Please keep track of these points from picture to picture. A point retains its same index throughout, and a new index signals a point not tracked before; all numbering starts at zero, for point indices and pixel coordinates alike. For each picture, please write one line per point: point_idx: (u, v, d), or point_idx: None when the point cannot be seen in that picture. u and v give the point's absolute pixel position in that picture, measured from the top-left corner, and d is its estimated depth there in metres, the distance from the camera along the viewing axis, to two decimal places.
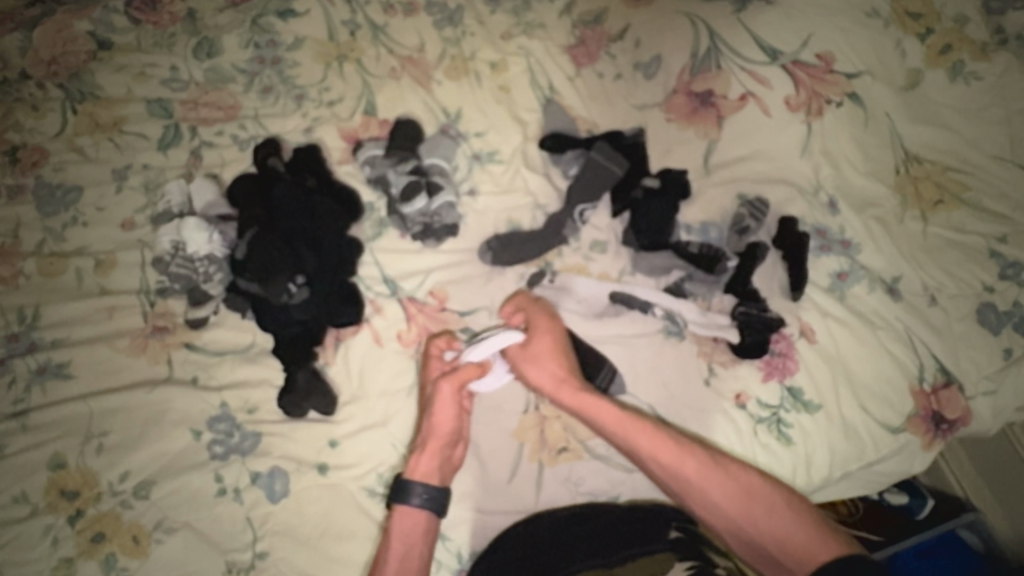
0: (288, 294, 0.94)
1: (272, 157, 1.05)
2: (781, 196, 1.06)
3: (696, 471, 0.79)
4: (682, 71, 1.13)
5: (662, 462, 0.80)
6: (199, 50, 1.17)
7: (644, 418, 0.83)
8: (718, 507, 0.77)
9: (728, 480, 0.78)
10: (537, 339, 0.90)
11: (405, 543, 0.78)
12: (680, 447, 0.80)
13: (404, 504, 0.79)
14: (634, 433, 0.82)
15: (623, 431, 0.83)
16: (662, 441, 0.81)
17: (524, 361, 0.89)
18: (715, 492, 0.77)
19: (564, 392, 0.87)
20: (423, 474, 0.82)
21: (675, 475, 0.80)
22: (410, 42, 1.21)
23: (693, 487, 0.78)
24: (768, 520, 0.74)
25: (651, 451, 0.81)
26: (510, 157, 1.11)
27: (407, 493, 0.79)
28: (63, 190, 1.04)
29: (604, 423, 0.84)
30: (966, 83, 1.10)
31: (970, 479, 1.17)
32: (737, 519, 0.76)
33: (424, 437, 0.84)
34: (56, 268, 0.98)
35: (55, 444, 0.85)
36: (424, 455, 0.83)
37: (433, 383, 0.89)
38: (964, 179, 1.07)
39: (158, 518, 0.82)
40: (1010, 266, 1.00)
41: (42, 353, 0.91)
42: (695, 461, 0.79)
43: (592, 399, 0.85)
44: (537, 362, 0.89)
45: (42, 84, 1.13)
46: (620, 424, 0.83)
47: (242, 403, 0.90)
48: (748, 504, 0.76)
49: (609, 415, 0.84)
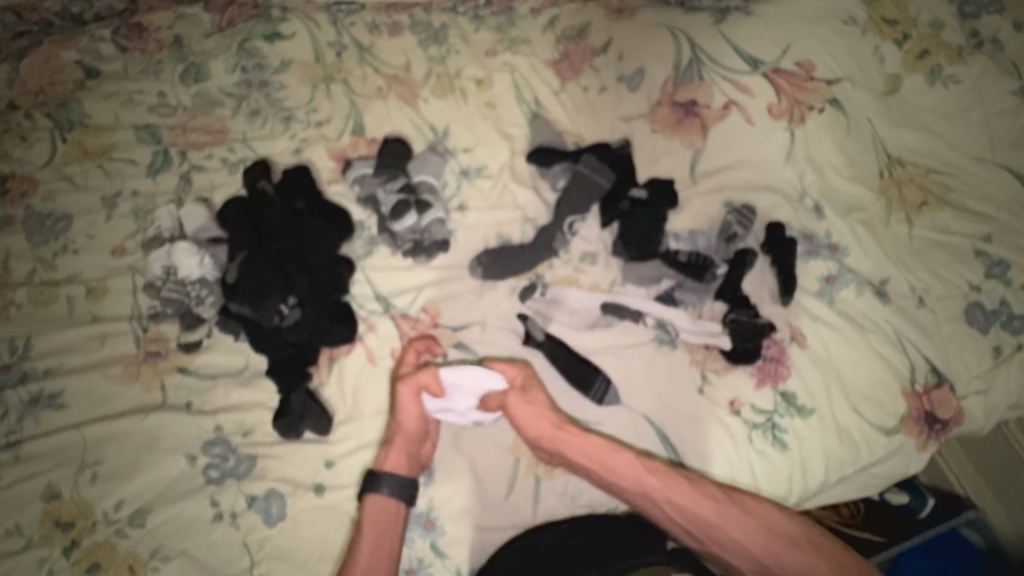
0: (280, 316, 0.94)
1: (262, 180, 1.05)
2: (767, 203, 1.07)
3: (714, 512, 0.77)
4: (665, 82, 1.15)
5: (678, 503, 0.78)
6: (187, 76, 1.18)
7: (650, 460, 0.82)
8: (739, 546, 0.76)
9: (747, 517, 0.77)
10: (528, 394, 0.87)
11: (376, 529, 0.79)
12: (695, 487, 0.79)
13: (376, 493, 0.81)
14: (646, 476, 0.80)
15: (635, 476, 0.81)
16: (675, 483, 0.79)
17: (517, 411, 0.86)
18: (735, 532, 0.76)
19: (564, 440, 0.84)
20: (388, 466, 0.83)
21: (693, 516, 0.78)
22: (396, 61, 1.22)
23: (713, 528, 0.77)
24: (794, 555, 0.74)
25: (666, 494, 0.79)
26: (498, 172, 1.12)
27: (381, 484, 0.81)
28: (53, 219, 1.04)
29: (611, 467, 0.82)
30: (944, 87, 1.12)
31: (970, 476, 1.17)
32: (762, 558, 0.75)
33: (392, 433, 0.86)
34: (48, 297, 0.98)
35: (48, 475, 0.84)
36: (390, 448, 0.84)
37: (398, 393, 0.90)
38: (946, 180, 1.09)
39: (154, 547, 0.81)
40: (995, 265, 1.01)
41: (34, 383, 0.91)
42: (712, 501, 0.78)
43: (596, 445, 0.83)
44: (527, 406, 0.86)
45: (30, 113, 1.14)
46: (630, 466, 0.81)
47: (236, 427, 0.90)
48: (769, 540, 0.75)
49: (617, 460, 0.82)
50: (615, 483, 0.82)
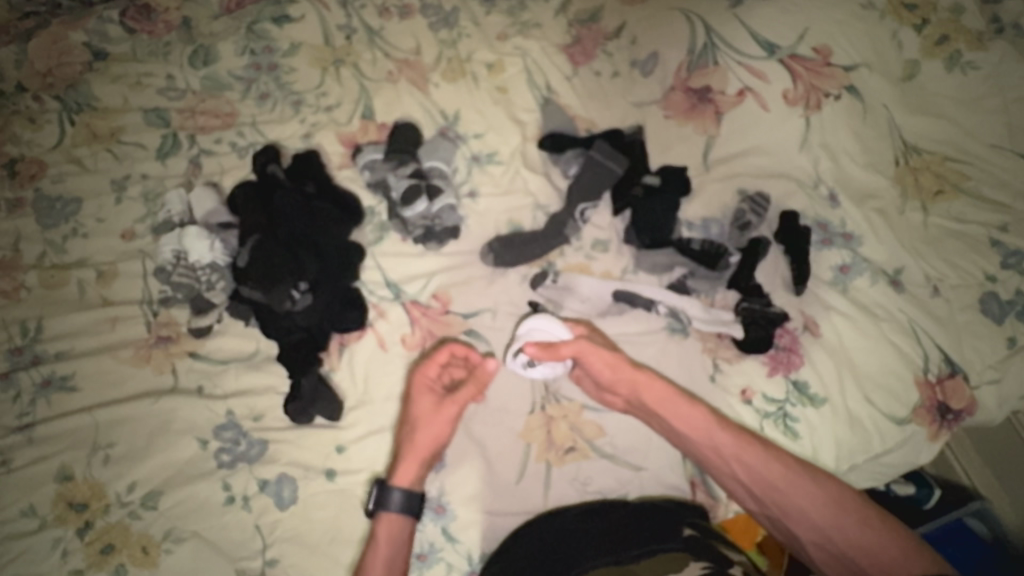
0: (291, 301, 0.93)
1: (271, 164, 1.04)
2: (781, 190, 1.06)
3: (783, 477, 0.79)
4: (679, 68, 1.14)
5: (746, 463, 0.81)
6: (195, 58, 1.17)
7: (726, 419, 0.84)
8: (804, 513, 0.77)
9: (817, 489, 0.78)
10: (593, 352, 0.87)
11: (388, 548, 0.78)
12: (768, 452, 0.81)
13: (386, 511, 0.79)
14: (721, 433, 0.82)
15: (709, 432, 0.83)
16: (748, 445, 0.81)
17: (590, 355, 0.87)
18: (801, 498, 0.78)
19: (642, 385, 0.85)
20: (402, 480, 0.81)
21: (759, 478, 0.80)
22: (406, 45, 1.20)
23: (779, 491, 0.79)
24: (861, 533, 0.74)
25: (736, 453, 0.81)
26: (510, 158, 1.11)
27: (389, 499, 0.79)
28: (63, 202, 1.04)
29: (686, 420, 0.84)
30: (964, 73, 1.09)
31: (976, 467, 1.16)
32: (825, 529, 0.76)
33: (411, 445, 0.83)
34: (58, 280, 0.98)
35: (62, 456, 0.85)
36: (405, 460, 0.82)
37: (426, 395, 0.86)
38: (963, 168, 1.07)
39: (167, 528, 0.82)
40: (1011, 254, 1.00)
41: (46, 366, 0.91)
42: (783, 468, 0.80)
43: (672, 397, 0.84)
44: (602, 354, 0.87)
45: (38, 96, 1.13)
46: (705, 422, 0.83)
47: (247, 410, 0.90)
48: (836, 513, 0.76)
49: (692, 415, 0.83)
50: (688, 435, 0.84)
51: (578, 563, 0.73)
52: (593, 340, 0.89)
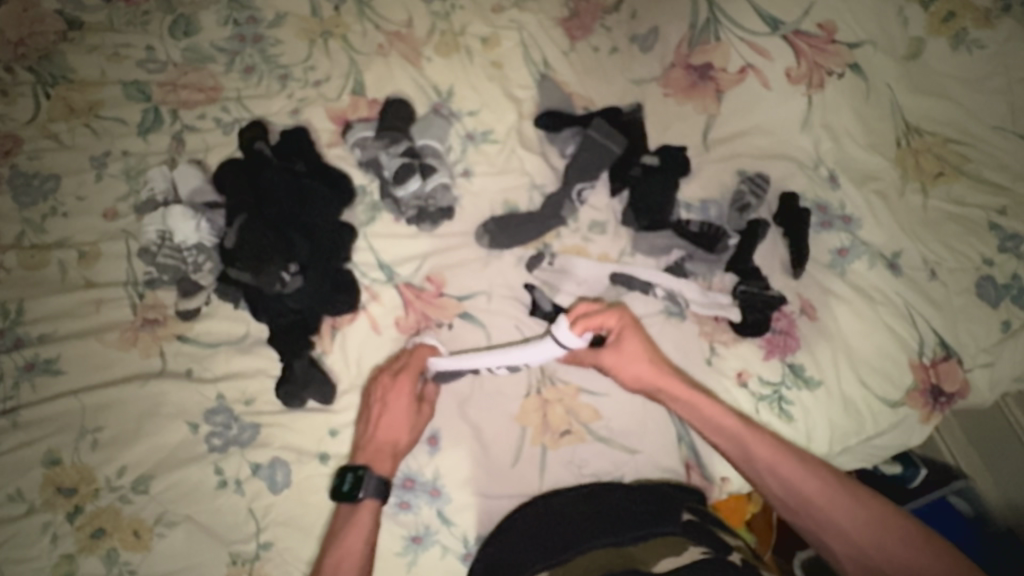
0: (281, 283, 0.91)
1: (259, 141, 1.01)
2: (781, 171, 1.05)
3: (822, 493, 0.75)
4: (679, 43, 1.12)
5: (781, 475, 0.77)
6: (176, 29, 1.13)
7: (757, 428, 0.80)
8: (843, 530, 0.73)
9: (856, 504, 0.74)
10: (627, 340, 0.84)
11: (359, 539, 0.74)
12: (805, 465, 0.77)
13: (364, 498, 0.76)
14: (749, 441, 0.79)
15: (737, 440, 0.79)
16: (781, 455, 0.78)
17: (620, 361, 0.84)
18: (838, 514, 0.74)
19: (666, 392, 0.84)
20: (384, 470, 0.79)
21: (796, 492, 0.76)
22: (397, 17, 1.16)
23: (814, 506, 0.75)
24: (907, 553, 0.69)
25: (768, 464, 0.78)
26: (505, 136, 1.08)
27: (365, 485, 0.76)
28: (40, 179, 1.00)
29: (715, 429, 0.81)
30: (969, 52, 1.05)
31: (960, 446, 1.17)
32: (865, 547, 0.72)
33: (366, 441, 0.82)
34: (38, 260, 0.95)
35: (48, 441, 0.83)
36: (379, 453, 0.80)
37: (404, 395, 0.83)
38: (964, 150, 1.05)
39: (159, 512, 0.81)
40: (1009, 238, 0.99)
41: (29, 349, 0.89)
42: (822, 482, 0.76)
43: (695, 405, 0.82)
44: (637, 361, 0.84)
45: (10, 67, 1.08)
46: (733, 432, 0.80)
47: (239, 394, 0.89)
48: (877, 531, 0.72)
49: (717, 419, 0.81)
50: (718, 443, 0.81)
51: (573, 543, 0.73)
52: (618, 345, 0.84)
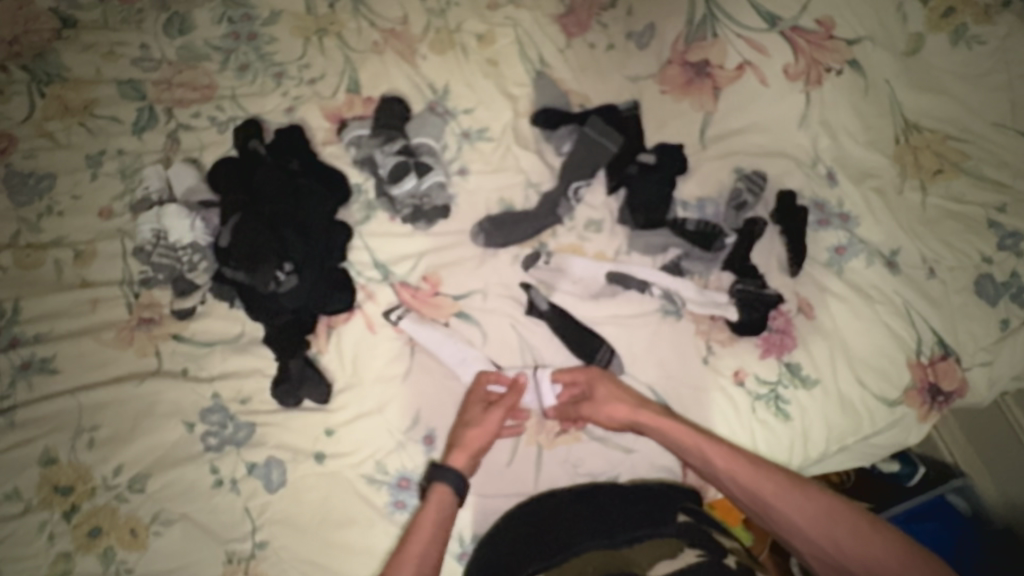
0: (276, 282, 0.91)
1: (253, 140, 1.01)
2: (779, 169, 1.05)
3: (776, 494, 0.75)
4: (677, 40, 1.11)
5: (739, 480, 0.77)
6: (171, 27, 1.12)
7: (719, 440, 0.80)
8: (800, 529, 0.73)
9: (806, 501, 0.74)
10: (598, 389, 0.87)
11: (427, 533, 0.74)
12: (759, 468, 0.77)
13: (440, 486, 0.78)
14: (710, 453, 0.79)
15: (698, 450, 0.80)
16: (739, 463, 0.78)
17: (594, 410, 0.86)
18: (792, 512, 0.74)
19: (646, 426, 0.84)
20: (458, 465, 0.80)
21: (753, 495, 0.76)
22: (392, 14, 1.15)
23: (769, 506, 0.75)
24: (855, 545, 0.70)
25: (725, 471, 0.78)
26: (501, 134, 1.08)
27: (439, 475, 0.78)
28: (36, 178, 1.00)
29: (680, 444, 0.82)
30: (968, 48, 1.04)
31: (958, 443, 1.17)
32: (819, 542, 0.72)
33: (454, 440, 0.83)
34: (33, 260, 0.95)
35: (44, 440, 0.83)
36: (461, 450, 0.82)
37: (477, 403, 0.86)
38: (964, 147, 1.05)
39: (154, 511, 0.81)
40: (1008, 236, 0.98)
41: (25, 348, 0.89)
42: (775, 484, 0.76)
43: (665, 428, 0.83)
44: (613, 404, 0.86)
45: (4, 65, 1.07)
46: (695, 445, 0.80)
47: (234, 393, 0.89)
48: (828, 524, 0.72)
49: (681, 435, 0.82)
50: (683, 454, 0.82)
51: (568, 544, 0.73)
52: (591, 397, 0.87)
